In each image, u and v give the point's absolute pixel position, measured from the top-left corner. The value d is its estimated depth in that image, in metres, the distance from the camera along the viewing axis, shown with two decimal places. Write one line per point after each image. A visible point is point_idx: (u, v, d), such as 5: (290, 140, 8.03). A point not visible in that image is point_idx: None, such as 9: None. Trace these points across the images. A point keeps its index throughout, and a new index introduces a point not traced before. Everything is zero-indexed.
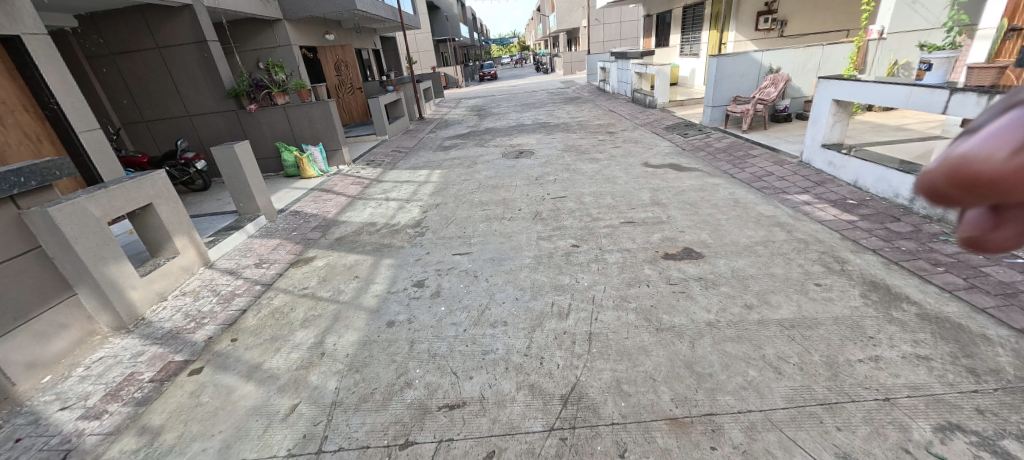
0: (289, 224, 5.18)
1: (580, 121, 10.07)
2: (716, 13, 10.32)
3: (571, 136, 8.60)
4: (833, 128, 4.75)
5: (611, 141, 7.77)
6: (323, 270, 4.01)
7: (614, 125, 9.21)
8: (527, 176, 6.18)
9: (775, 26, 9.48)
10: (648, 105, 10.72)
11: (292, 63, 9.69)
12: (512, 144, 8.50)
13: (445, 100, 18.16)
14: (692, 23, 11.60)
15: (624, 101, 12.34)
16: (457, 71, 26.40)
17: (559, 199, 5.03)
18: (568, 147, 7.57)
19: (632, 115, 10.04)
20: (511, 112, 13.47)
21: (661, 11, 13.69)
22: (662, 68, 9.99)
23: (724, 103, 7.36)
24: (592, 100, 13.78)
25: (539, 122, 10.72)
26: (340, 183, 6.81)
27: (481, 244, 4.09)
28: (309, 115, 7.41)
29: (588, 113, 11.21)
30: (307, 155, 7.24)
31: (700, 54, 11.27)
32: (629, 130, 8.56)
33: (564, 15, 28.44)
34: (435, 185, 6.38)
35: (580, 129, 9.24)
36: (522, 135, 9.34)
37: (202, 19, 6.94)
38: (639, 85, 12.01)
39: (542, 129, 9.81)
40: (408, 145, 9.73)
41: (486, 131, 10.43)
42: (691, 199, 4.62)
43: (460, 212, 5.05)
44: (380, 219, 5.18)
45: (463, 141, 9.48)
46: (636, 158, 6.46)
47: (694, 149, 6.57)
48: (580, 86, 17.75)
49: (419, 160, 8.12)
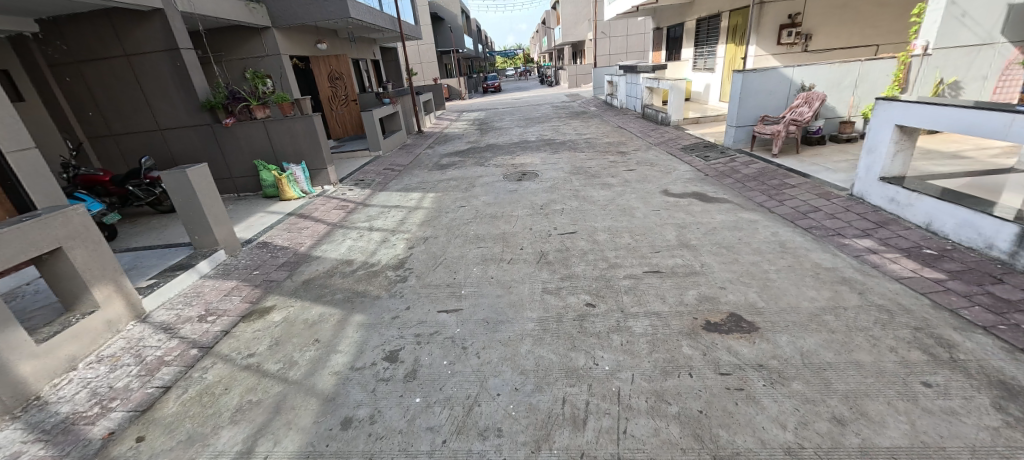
0: (253, 261, 4.44)
1: (588, 139, 9.39)
2: (734, 26, 9.65)
3: (579, 155, 7.89)
4: (894, 159, 4.01)
5: (624, 162, 7.06)
6: (278, 328, 3.26)
7: (625, 144, 8.52)
8: (531, 203, 5.46)
9: (798, 40, 8.79)
10: (660, 122, 10.03)
11: (280, 73, 9.08)
12: (514, 163, 7.80)
13: (446, 112, 17.58)
14: (707, 36, 10.95)
15: (634, 117, 11.67)
16: (459, 82, 25.91)
17: (568, 236, 4.30)
18: (577, 169, 6.86)
19: (643, 133, 9.34)
20: (514, 126, 12.81)
21: (673, 23, 13.08)
22: (676, 83, 9.31)
23: (750, 122, 6.64)
24: (600, 114, 13.13)
25: (544, 139, 10.04)
26: (322, 208, 6.09)
27: (473, 298, 3.33)
28: (291, 130, 6.72)
29: (596, 129, 10.54)
30: (287, 174, 6.53)
31: (715, 69, 10.60)
32: (642, 150, 7.85)
33: (570, 27, 28.05)
34: (426, 212, 5.65)
35: (588, 147, 8.55)
36: (526, 154, 8.64)
37: (175, 24, 6.29)
38: (650, 100, 11.34)
39: (547, 146, 9.13)
40: (402, 162, 9.04)
41: (487, 148, 9.75)
42: (725, 240, 3.88)
43: (453, 249, 4.31)
44: (358, 256, 4.44)
45: (462, 159, 8.79)
46: (654, 184, 5.73)
47: (718, 175, 5.84)
48: (586, 100, 17.14)
49: (412, 180, 7.41)
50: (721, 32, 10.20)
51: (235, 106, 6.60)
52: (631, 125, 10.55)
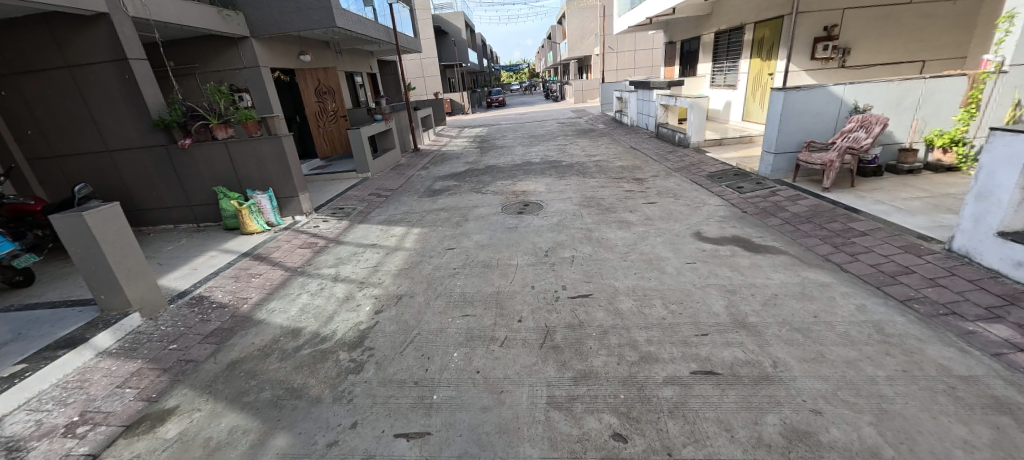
0: (174, 328, 3.46)
1: (598, 161, 8.45)
2: (761, 39, 8.73)
3: (589, 182, 6.93)
4: (1018, 212, 3.03)
5: (643, 192, 6.08)
6: (167, 454, 2.27)
7: (640, 169, 7.55)
8: (534, 247, 4.48)
9: (836, 54, 7.83)
10: (678, 143, 9.07)
11: (259, 87, 8.23)
12: (515, 191, 6.84)
13: (446, 128, 16.77)
14: (728, 50, 10.02)
15: (646, 136, 10.74)
16: (462, 97, 25.23)
17: (581, 303, 3.30)
18: (588, 201, 5.89)
19: (660, 156, 8.36)
20: (517, 144, 11.91)
21: (687, 37, 12.22)
22: (697, 101, 8.36)
23: (792, 148, 5.65)
24: (609, 133, 12.22)
25: (549, 160, 9.12)
26: (286, 246, 5.14)
27: (449, 412, 2.32)
28: (256, 153, 5.80)
29: (606, 150, 9.59)
30: (250, 205, 5.60)
31: (738, 86, 9.66)
32: (661, 177, 6.87)
33: (576, 42, 27.45)
34: (407, 256, 4.67)
35: (599, 172, 7.59)
36: (529, 178, 7.70)
37: (124, 31, 5.42)
38: (665, 119, 10.41)
39: (553, 170, 8.18)
40: (391, 186, 8.10)
41: (486, 170, 8.84)
42: (794, 318, 2.87)
43: (431, 316, 3.32)
44: (311, 322, 3.46)
45: (457, 183, 7.86)
46: (683, 224, 4.74)
47: (760, 213, 4.85)
48: (593, 116, 16.28)
49: (398, 210, 6.47)
50: (745, 45, 9.27)
51: (193, 125, 5.70)
52: (644, 146, 9.59)
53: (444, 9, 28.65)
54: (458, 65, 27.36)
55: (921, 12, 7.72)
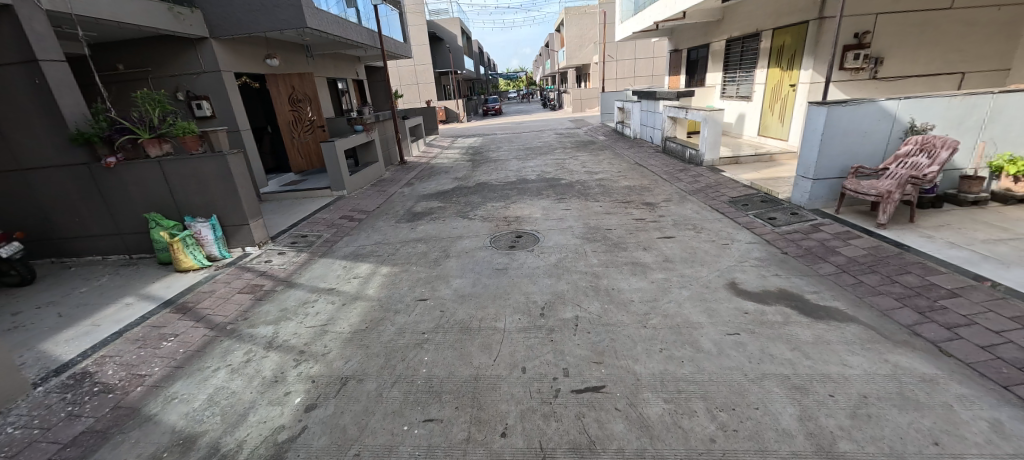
0: (26, 432, 2.52)
1: (601, 180, 7.54)
2: (780, 47, 7.88)
3: (591, 207, 6.01)
4: None
5: (656, 222, 5.17)
6: None
7: (650, 191, 6.64)
8: (527, 301, 3.54)
9: (867, 64, 6.95)
10: (689, 160, 8.19)
11: (219, 94, 7.29)
12: (508, 217, 5.90)
13: (438, 137, 15.88)
14: (741, 58, 9.18)
15: (652, 150, 9.88)
16: (457, 104, 24.43)
17: (591, 405, 2.36)
18: (592, 232, 4.97)
19: (670, 175, 7.46)
20: (511, 158, 11.00)
21: (695, 45, 11.40)
22: (712, 114, 7.48)
23: (834, 174, 4.78)
24: (611, 146, 11.36)
25: (546, 177, 8.21)
26: (223, 291, 4.19)
27: None
28: (197, 173, 4.85)
29: (609, 166, 8.69)
30: (184, 237, 4.64)
31: (753, 97, 8.81)
32: (674, 202, 5.97)
33: (575, 50, 26.74)
34: (367, 307, 3.73)
35: (603, 194, 6.69)
36: (523, 199, 6.78)
37: (34, 27, 4.48)
38: (673, 132, 9.54)
39: (550, 190, 7.26)
40: (366, 206, 7.14)
41: (476, 188, 7.91)
42: (906, 449, 1.95)
43: (380, 422, 2.36)
44: (217, 423, 2.50)
45: (442, 204, 6.92)
46: (711, 270, 3.83)
47: (805, 256, 3.95)
48: (593, 127, 15.44)
49: (369, 240, 5.52)
50: (762, 53, 8.42)
51: (119, 140, 4.74)
52: (651, 162, 8.70)
53: (439, 16, 27.98)
54: (453, 72, 26.60)
55: (963, 19, 6.90)
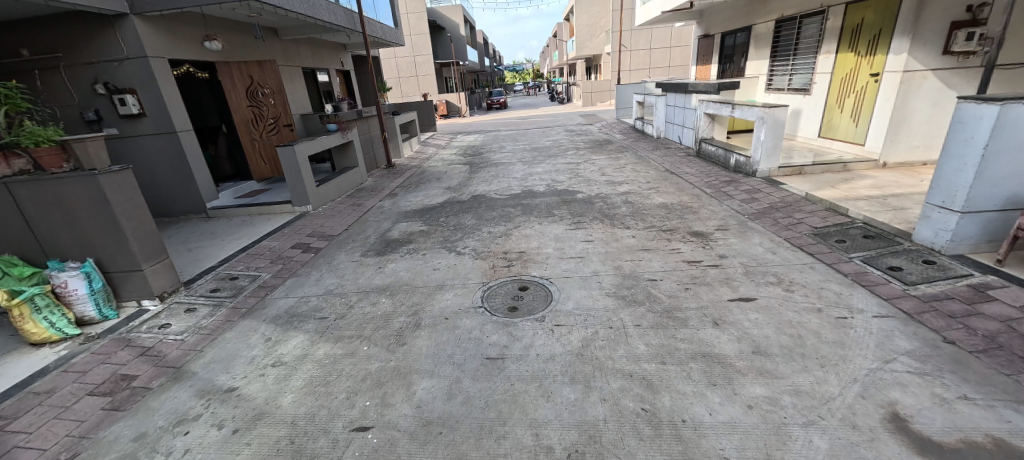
0: None
1: (628, 195, 5.99)
2: (856, 27, 6.25)
3: (622, 238, 4.47)
4: None
5: (720, 269, 3.63)
6: None
7: (696, 214, 5.08)
8: (537, 449, 2.03)
9: (979, 48, 5.09)
10: (736, 169, 6.57)
11: (149, 86, 5.82)
12: (509, 252, 4.37)
13: (436, 134, 14.33)
14: (795, 43, 7.56)
15: (684, 154, 8.28)
16: (459, 98, 22.85)
17: None
18: (631, 286, 3.44)
19: (716, 189, 5.89)
20: (516, 160, 9.44)
21: (732, 28, 9.73)
22: (770, 112, 5.79)
23: (993, 206, 3.23)
24: (632, 147, 9.77)
25: (557, 189, 6.67)
26: (69, 393, 2.73)
27: None
28: (61, 199, 3.38)
29: (635, 175, 7.12)
30: (29, 299, 3.14)
31: (814, 89, 7.17)
32: (734, 232, 4.42)
33: (585, 39, 24.95)
34: (271, 442, 2.25)
35: (633, 217, 5.14)
36: (530, 222, 5.25)
37: None
38: (710, 132, 7.88)
39: (564, 208, 5.72)
40: (332, 227, 5.66)
41: (471, 203, 6.38)
42: None
43: None
44: None
45: (425, 228, 5.41)
46: (843, 380, 2.30)
47: (993, 355, 2.40)
48: (608, 123, 13.81)
49: (318, 286, 4.03)
50: (827, 35, 6.79)
51: None
52: (686, 169, 7.13)
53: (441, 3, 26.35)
54: (455, 63, 24.95)
55: None
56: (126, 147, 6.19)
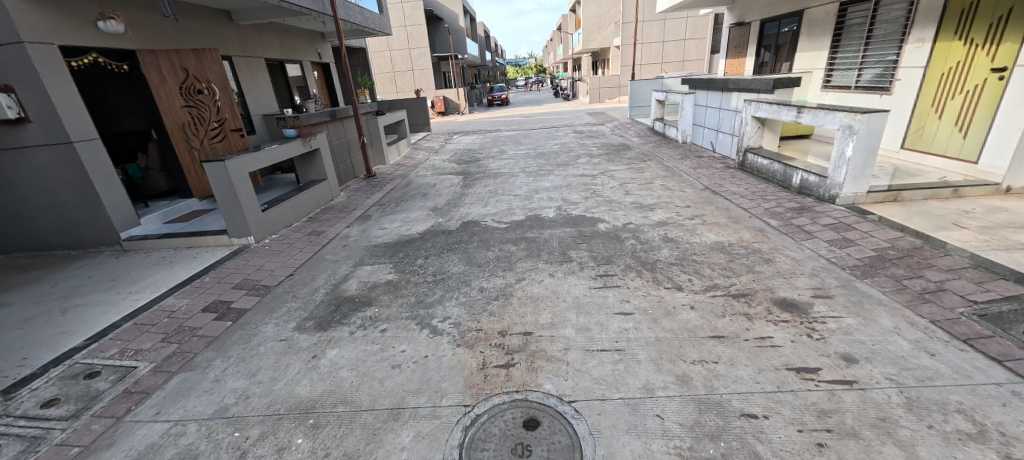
0: None
1: (667, 228, 4.55)
2: (968, 5, 4.76)
3: (676, 310, 3.02)
4: None
5: (859, 394, 2.18)
6: None
7: (771, 263, 3.63)
8: None
9: None
10: (805, 191, 5.08)
11: (30, 81, 4.36)
12: (508, 332, 2.92)
13: (430, 135, 12.86)
14: (871, 28, 6.06)
15: (724, 166, 6.80)
16: (457, 94, 21.34)
17: None
18: (720, 435, 2.00)
19: (784, 221, 4.44)
20: (518, 170, 7.96)
21: (777, 14, 8.24)
22: (861, 119, 4.27)
23: None
24: (656, 154, 8.30)
25: (572, 215, 5.22)
26: None
27: None
28: None
29: (669, 196, 5.65)
30: None
31: (897, 87, 5.68)
32: (843, 305, 2.97)
33: (592, 32, 23.32)
34: None
35: (683, 266, 3.68)
36: (538, 272, 3.80)
37: None
38: (759, 140, 6.36)
39: (584, 247, 4.26)
40: (273, 272, 4.23)
41: (459, 235, 4.92)
42: None
43: None
44: None
45: (394, 277, 3.96)
46: None
47: None
48: (622, 123, 12.31)
49: (212, 396, 2.59)
50: (921, 17, 5.31)
51: None
52: (732, 188, 5.68)
53: None
54: (453, 57, 23.40)
55: None
56: (9, 162, 4.72)
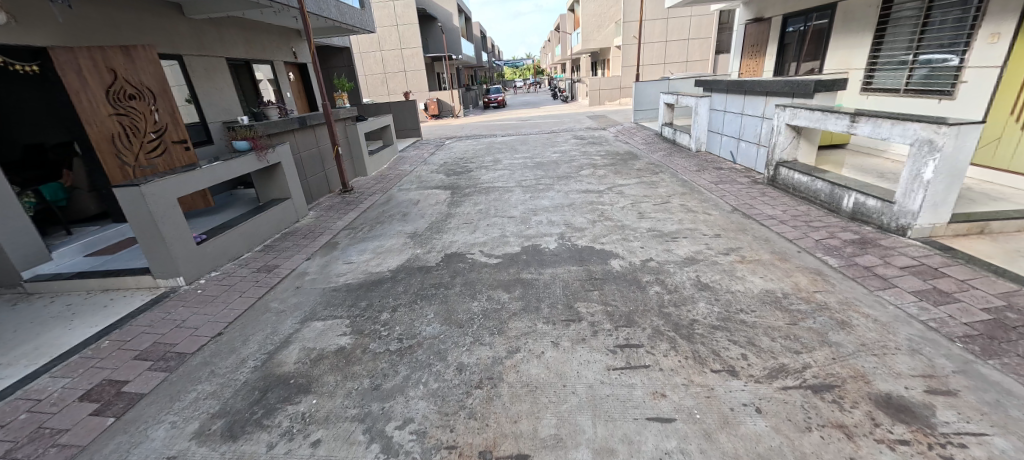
0: None
1: (697, 268, 3.63)
2: None
3: (735, 415, 2.10)
4: None
5: None
6: None
7: (849, 329, 2.71)
8: None
9: None
10: (860, 218, 4.19)
11: None
12: (493, 455, 2.00)
13: (419, 141, 11.93)
14: (925, 21, 5.19)
15: (751, 181, 5.89)
16: (451, 96, 20.47)
17: None
18: None
19: (847, 261, 3.52)
20: (514, 184, 7.03)
21: (805, 7, 7.34)
22: (945, 132, 3.37)
23: None
24: (668, 165, 7.39)
25: (577, 246, 4.29)
26: None
27: None
28: None
29: (692, 221, 4.73)
30: None
31: (962, 91, 4.80)
32: (982, 412, 2.04)
33: (592, 31, 22.42)
34: None
35: (730, 330, 2.76)
36: (537, 337, 2.86)
37: None
38: (793, 152, 5.46)
39: (595, 295, 3.33)
40: (195, 332, 3.29)
41: (439, 274, 3.97)
42: None
43: None
44: None
45: (347, 342, 3.02)
46: None
47: None
48: (627, 129, 11.40)
49: None
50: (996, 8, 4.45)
51: None
52: (767, 212, 4.77)
53: None
54: (447, 57, 22.48)
55: None
56: None
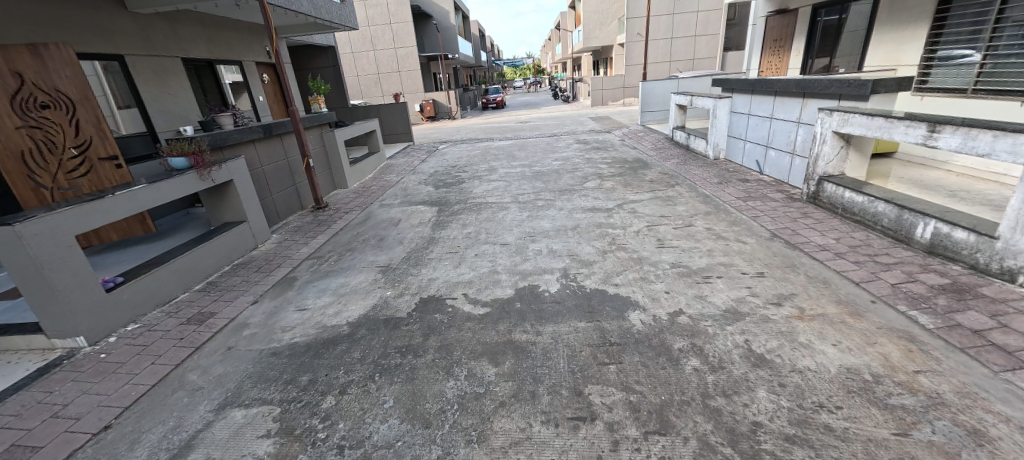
0: None
1: (745, 329, 2.76)
2: None
3: None
4: None
5: None
6: None
7: (991, 449, 1.84)
8: None
9: None
10: (942, 252, 3.32)
11: None
12: None
13: (410, 146, 11.07)
14: (1001, 7, 4.34)
15: (786, 198, 5.02)
16: (449, 97, 19.80)
17: None
18: None
19: (945, 322, 2.64)
20: (509, 199, 6.16)
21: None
22: None
23: None
24: (685, 175, 6.51)
25: (584, 290, 3.43)
26: None
27: None
28: None
29: (725, 253, 3.86)
30: None
31: None
32: None
33: (594, 28, 21.48)
34: None
35: (814, 447, 1.90)
36: (533, 452, 2.01)
37: None
38: (840, 164, 4.58)
39: (612, 372, 2.46)
40: (72, 427, 2.45)
41: (409, 330, 3.11)
42: None
43: None
44: None
45: (269, 452, 2.16)
46: None
47: None
48: (634, 132, 10.51)
49: None
50: None
51: None
52: (817, 241, 3.89)
53: None
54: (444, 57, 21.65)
55: None
56: None
